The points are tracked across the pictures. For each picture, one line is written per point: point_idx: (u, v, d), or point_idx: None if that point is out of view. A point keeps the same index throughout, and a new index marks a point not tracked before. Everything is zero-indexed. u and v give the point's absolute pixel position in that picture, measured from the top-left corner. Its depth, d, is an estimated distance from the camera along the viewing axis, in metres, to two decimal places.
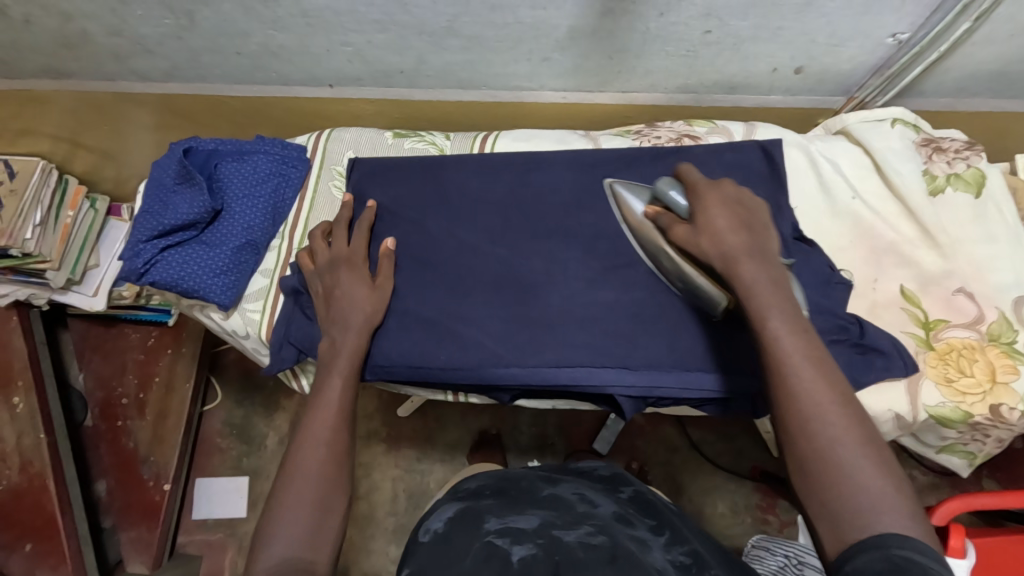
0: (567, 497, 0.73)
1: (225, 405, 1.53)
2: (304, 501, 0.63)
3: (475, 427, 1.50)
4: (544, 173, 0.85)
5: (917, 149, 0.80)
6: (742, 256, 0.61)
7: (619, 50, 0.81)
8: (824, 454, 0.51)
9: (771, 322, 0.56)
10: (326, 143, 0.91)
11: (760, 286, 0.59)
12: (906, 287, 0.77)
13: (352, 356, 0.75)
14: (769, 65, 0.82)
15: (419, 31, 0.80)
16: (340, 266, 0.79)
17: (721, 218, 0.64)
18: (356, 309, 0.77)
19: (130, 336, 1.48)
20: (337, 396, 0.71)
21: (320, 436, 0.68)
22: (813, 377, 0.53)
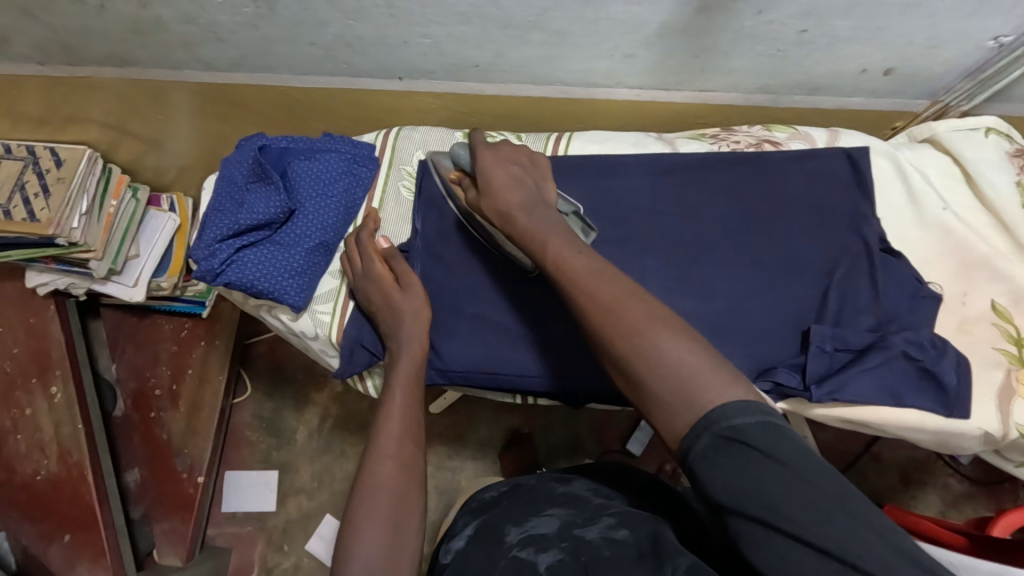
0: (582, 493, 0.73)
1: (255, 397, 1.52)
2: (379, 517, 0.62)
3: (507, 425, 1.49)
4: (621, 176, 0.83)
5: (1010, 160, 0.77)
6: (520, 212, 0.68)
7: (707, 47, 0.79)
8: (654, 359, 0.52)
9: (600, 286, 0.57)
10: (395, 142, 0.89)
11: (568, 252, 0.62)
12: (999, 303, 0.75)
13: (411, 365, 0.74)
14: (859, 67, 0.80)
15: (504, 25, 0.78)
16: (370, 282, 0.78)
17: (508, 194, 0.69)
18: (394, 319, 0.76)
19: (163, 327, 1.47)
20: (399, 409, 0.71)
21: (386, 449, 0.67)
22: (653, 317, 0.54)
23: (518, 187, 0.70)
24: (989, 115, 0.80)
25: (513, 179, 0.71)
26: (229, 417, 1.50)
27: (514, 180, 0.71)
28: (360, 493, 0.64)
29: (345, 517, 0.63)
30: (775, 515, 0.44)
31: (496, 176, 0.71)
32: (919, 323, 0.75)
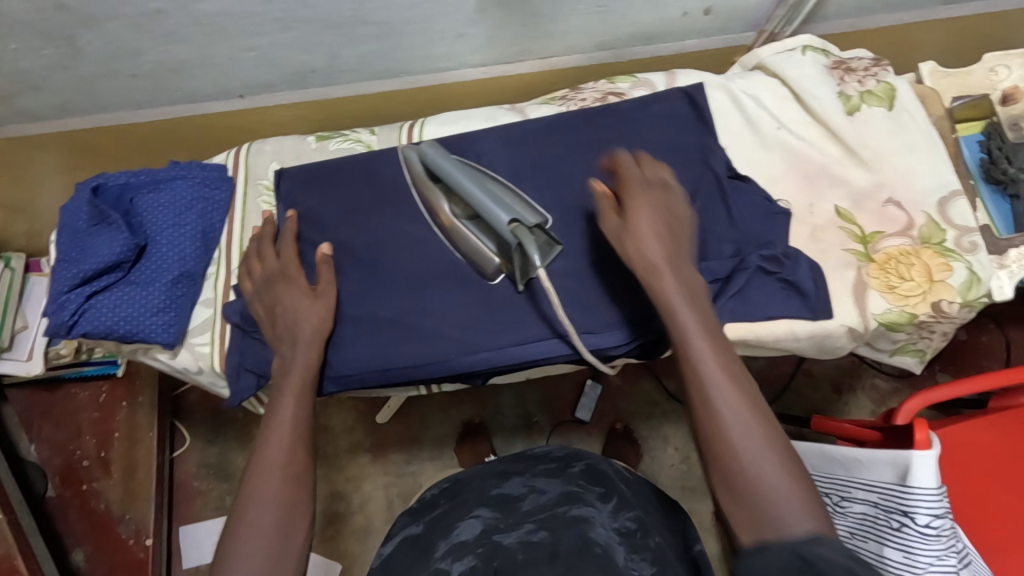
0: (513, 492, 0.75)
1: (197, 446, 1.44)
2: (265, 527, 0.63)
3: (458, 419, 1.48)
4: (477, 154, 0.83)
5: (830, 73, 0.82)
6: (663, 266, 0.66)
7: (532, 14, 0.79)
8: (745, 466, 0.56)
9: (706, 369, 0.60)
10: (247, 158, 0.86)
11: (693, 326, 0.63)
12: (840, 207, 0.80)
13: (304, 371, 0.73)
14: (680, 10, 0.83)
15: (324, 25, 0.76)
16: (276, 281, 0.77)
17: (654, 249, 0.66)
18: (303, 319, 0.75)
19: (79, 395, 1.40)
20: (291, 415, 0.70)
21: (276, 458, 0.67)
22: (737, 405, 0.58)
23: (653, 236, 0.67)
24: (805, 34, 0.85)
25: (663, 228, 0.68)
26: (173, 471, 1.44)
27: (665, 221, 0.68)
28: (246, 501, 0.64)
29: (228, 523, 0.64)
30: None
31: (648, 221, 0.67)
32: (777, 236, 0.79)
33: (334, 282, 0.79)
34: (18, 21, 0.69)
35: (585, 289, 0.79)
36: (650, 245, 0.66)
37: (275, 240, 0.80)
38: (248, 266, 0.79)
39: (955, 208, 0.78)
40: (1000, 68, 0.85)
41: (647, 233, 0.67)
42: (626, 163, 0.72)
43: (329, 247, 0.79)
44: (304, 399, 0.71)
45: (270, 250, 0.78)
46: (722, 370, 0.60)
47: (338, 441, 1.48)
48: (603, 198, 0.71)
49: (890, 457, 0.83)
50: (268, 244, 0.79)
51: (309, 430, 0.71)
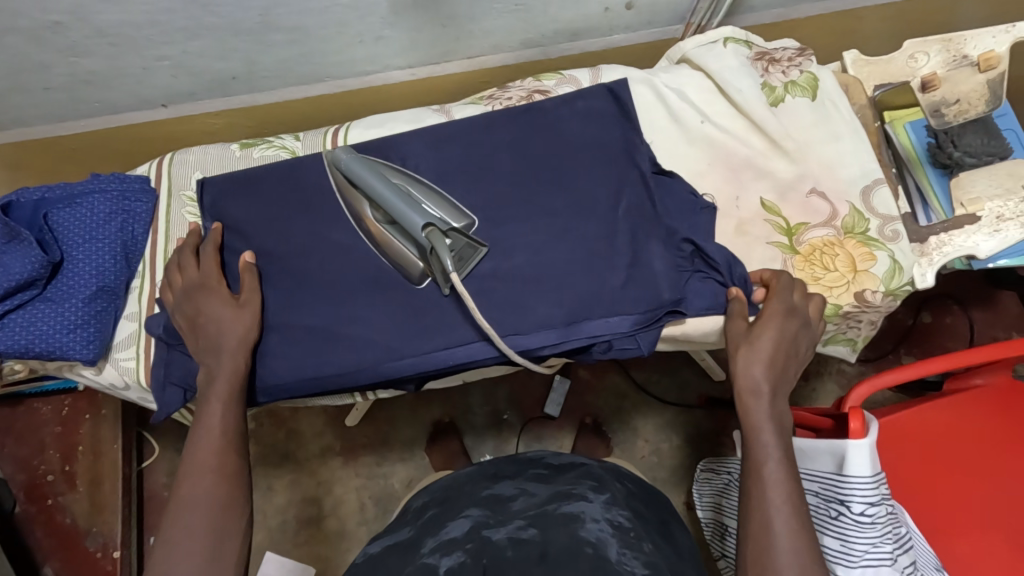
0: (503, 494, 0.78)
1: (167, 455, 1.44)
2: (199, 528, 0.65)
3: (428, 419, 1.48)
4: (403, 158, 0.82)
5: (753, 64, 0.82)
6: (765, 390, 0.70)
7: (448, 14, 0.79)
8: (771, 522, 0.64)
9: (768, 469, 0.66)
10: (170, 168, 0.85)
11: (768, 416, 0.69)
12: (765, 199, 0.80)
13: (231, 377, 0.73)
14: (600, 6, 0.82)
15: (234, 31, 0.75)
16: (197, 291, 0.76)
17: (765, 344, 0.71)
18: (226, 328, 0.75)
19: (41, 410, 1.38)
20: (220, 419, 0.71)
21: (207, 462, 0.68)
22: (782, 484, 0.65)
23: (767, 342, 0.71)
24: (727, 26, 0.84)
25: (787, 335, 0.71)
26: (141, 482, 1.43)
27: (789, 342, 0.72)
28: (180, 506, 0.66)
29: (163, 527, 0.66)
30: None
31: (772, 335, 0.71)
32: (702, 231, 0.79)
33: (258, 290, 0.79)
34: None
35: (511, 290, 0.78)
36: (758, 368, 0.70)
37: (195, 251, 0.79)
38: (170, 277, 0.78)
39: (878, 196, 0.78)
40: (919, 55, 0.85)
41: (766, 341, 0.71)
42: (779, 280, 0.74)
43: (252, 255, 0.79)
44: (234, 404, 0.72)
45: (189, 260, 0.78)
46: (781, 462, 0.67)
47: (308, 446, 1.47)
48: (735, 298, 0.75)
49: (828, 446, 0.83)
50: (187, 254, 0.78)
51: (240, 432, 0.72)
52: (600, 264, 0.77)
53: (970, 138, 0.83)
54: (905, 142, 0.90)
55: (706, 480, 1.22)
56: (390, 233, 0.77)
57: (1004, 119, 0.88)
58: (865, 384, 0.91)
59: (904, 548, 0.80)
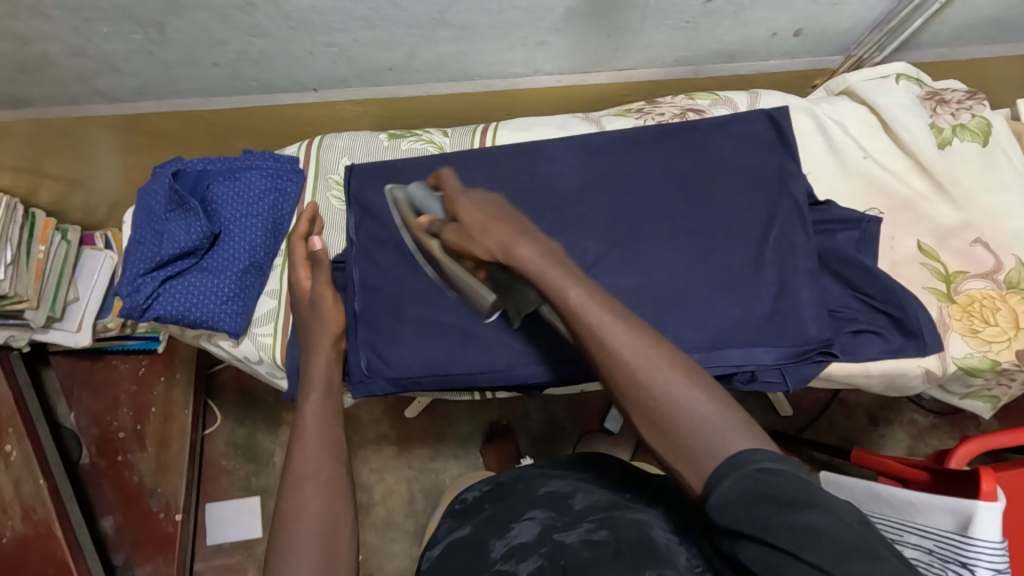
0: (562, 490, 0.74)
1: (227, 425, 1.46)
2: (312, 512, 0.59)
3: (485, 419, 1.48)
4: (546, 162, 0.83)
5: (922, 104, 0.80)
6: (518, 236, 0.59)
7: (617, 25, 0.78)
8: (642, 381, 0.51)
9: (586, 313, 0.53)
10: (318, 152, 0.86)
11: (542, 259, 0.57)
12: (925, 243, 0.77)
13: (323, 384, 0.71)
14: (769, 30, 0.81)
15: (409, 25, 0.77)
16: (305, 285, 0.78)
17: (469, 214, 0.62)
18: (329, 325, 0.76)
19: (118, 366, 1.42)
20: (316, 417, 0.67)
21: (313, 460, 0.63)
22: (618, 329, 0.52)
23: (473, 205, 0.63)
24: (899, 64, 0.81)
25: (474, 194, 0.65)
26: (201, 449, 1.46)
27: (483, 197, 0.64)
28: (288, 510, 0.59)
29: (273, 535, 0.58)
30: (792, 543, 0.42)
31: (475, 202, 0.63)
32: (868, 266, 0.75)
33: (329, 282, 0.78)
34: (114, 5, 0.71)
35: (646, 309, 0.78)
36: (493, 223, 0.60)
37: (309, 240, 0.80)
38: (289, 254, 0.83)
39: None
40: None
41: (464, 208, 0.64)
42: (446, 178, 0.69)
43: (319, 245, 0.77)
44: (326, 403, 0.68)
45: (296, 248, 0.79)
46: (607, 308, 0.53)
47: (366, 432, 1.48)
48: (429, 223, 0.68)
49: (951, 503, 0.78)
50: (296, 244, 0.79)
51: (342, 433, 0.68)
52: (745, 291, 0.77)
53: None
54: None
55: None
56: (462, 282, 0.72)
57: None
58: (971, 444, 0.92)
59: None
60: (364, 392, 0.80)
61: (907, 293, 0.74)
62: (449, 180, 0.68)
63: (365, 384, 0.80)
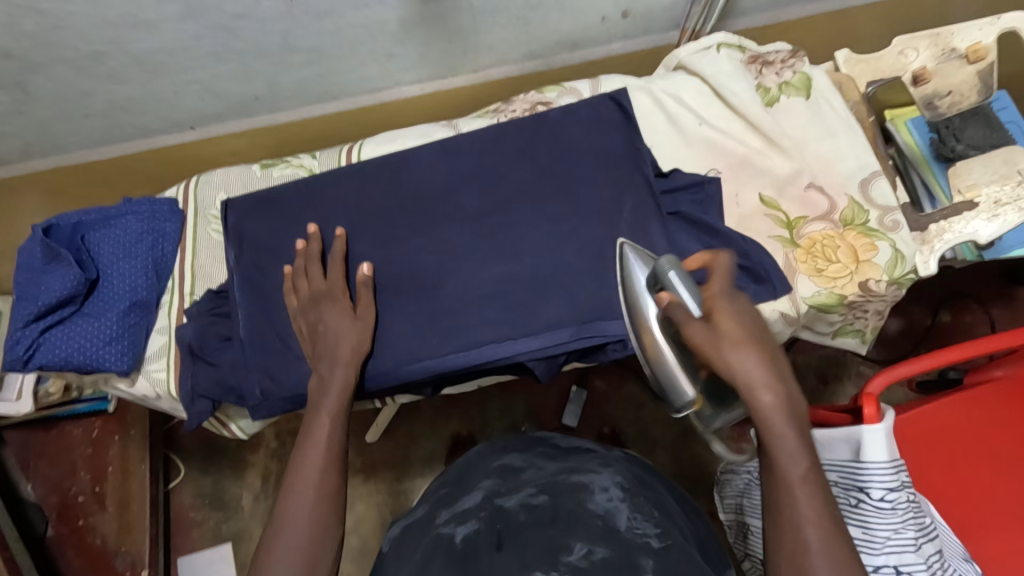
0: (514, 465, 0.75)
1: (193, 475, 1.45)
2: (297, 546, 0.63)
3: (447, 432, 1.50)
4: (412, 169, 0.86)
5: (747, 67, 0.85)
6: (754, 375, 0.56)
7: (456, 29, 0.83)
8: (806, 558, 0.52)
9: (789, 470, 0.55)
10: (196, 190, 0.90)
11: (778, 408, 0.56)
12: (765, 194, 0.81)
13: (342, 393, 0.74)
14: (599, 15, 0.86)
15: (257, 54, 0.80)
16: (324, 299, 0.79)
17: (733, 327, 0.58)
18: (345, 335, 0.77)
19: (72, 432, 1.43)
20: (326, 431, 0.71)
21: (310, 476, 0.67)
22: (808, 490, 0.54)
23: (740, 332, 0.58)
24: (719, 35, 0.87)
25: (748, 311, 0.59)
26: (168, 502, 1.45)
27: (755, 324, 0.59)
28: (283, 511, 0.65)
29: (267, 530, 0.65)
30: None
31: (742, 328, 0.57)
32: (713, 223, 0.79)
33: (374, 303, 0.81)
34: None
35: (520, 293, 0.81)
36: (745, 361, 0.56)
37: (315, 261, 0.81)
38: (296, 283, 0.81)
39: (877, 187, 0.80)
40: (908, 50, 0.82)
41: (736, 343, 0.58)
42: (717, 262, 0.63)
43: (343, 231, 0.83)
44: (338, 420, 0.72)
45: (315, 271, 0.80)
46: (810, 471, 0.54)
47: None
48: (671, 304, 0.62)
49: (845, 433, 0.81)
50: (316, 265, 0.80)
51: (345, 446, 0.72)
52: (610, 267, 0.80)
53: (972, 132, 0.80)
54: (908, 140, 0.86)
55: (725, 483, 1.19)
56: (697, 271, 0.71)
57: (1005, 111, 0.85)
58: (881, 374, 0.92)
59: (929, 538, 0.78)
60: (263, 414, 0.81)
61: (749, 240, 0.78)
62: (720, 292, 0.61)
63: (261, 407, 0.81)
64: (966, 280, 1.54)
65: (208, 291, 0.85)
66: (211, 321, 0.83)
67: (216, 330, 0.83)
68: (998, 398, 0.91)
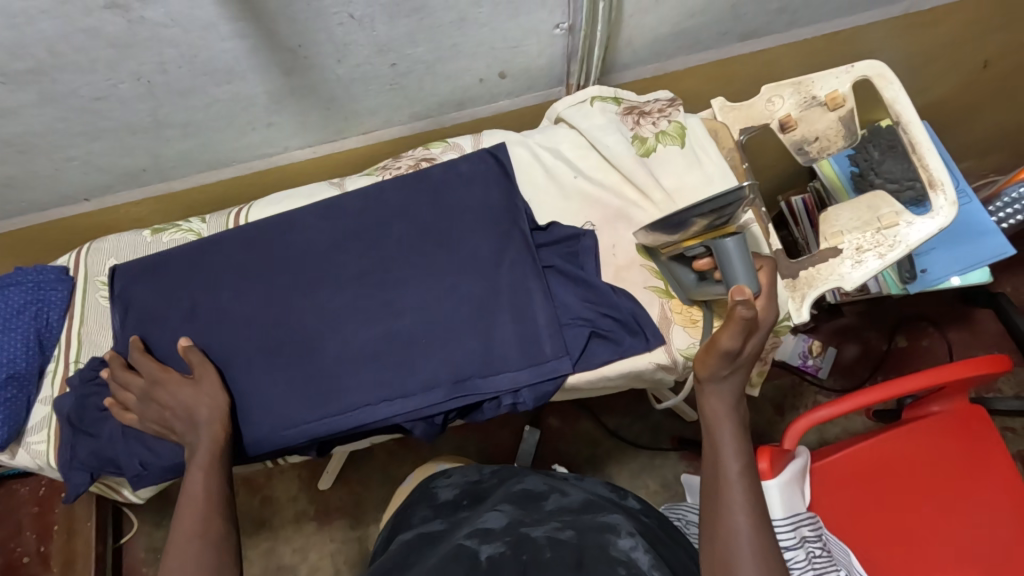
0: (537, 498, 0.79)
1: (144, 530, 1.44)
2: None
3: (400, 477, 1.46)
4: (296, 234, 0.87)
5: (622, 119, 0.86)
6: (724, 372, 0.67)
7: (329, 98, 0.84)
8: (731, 512, 0.62)
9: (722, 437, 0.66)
10: (87, 258, 0.90)
11: (723, 403, 0.67)
12: (641, 244, 0.81)
13: (211, 448, 0.74)
14: (475, 77, 0.87)
15: (131, 130, 0.82)
16: (154, 390, 0.76)
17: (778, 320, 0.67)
18: (196, 404, 0.76)
19: (18, 492, 1.41)
20: (202, 480, 0.71)
21: (191, 528, 0.68)
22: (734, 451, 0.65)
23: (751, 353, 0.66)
24: (728, 235, 0.66)
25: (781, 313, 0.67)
26: (118, 559, 1.42)
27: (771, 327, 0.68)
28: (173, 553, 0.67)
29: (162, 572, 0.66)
30: None
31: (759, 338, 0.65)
32: (587, 277, 0.80)
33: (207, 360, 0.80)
34: None
35: (395, 353, 0.81)
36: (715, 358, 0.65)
37: (126, 368, 0.79)
38: (122, 395, 0.78)
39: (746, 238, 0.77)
40: (774, 98, 0.81)
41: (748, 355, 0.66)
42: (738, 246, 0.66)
43: (186, 341, 0.80)
44: (212, 474, 0.72)
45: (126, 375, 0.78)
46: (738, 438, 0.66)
47: (282, 511, 1.46)
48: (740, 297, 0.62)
49: None
50: (122, 373, 0.78)
51: (228, 494, 0.73)
52: (485, 323, 0.80)
53: (889, 165, 0.92)
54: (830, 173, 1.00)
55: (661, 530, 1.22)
56: (685, 271, 0.76)
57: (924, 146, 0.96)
58: (801, 420, 0.94)
59: None
60: (146, 484, 0.80)
61: (618, 292, 0.78)
62: (766, 307, 0.66)
63: (144, 477, 0.80)
64: (925, 302, 1.53)
65: (94, 356, 0.85)
66: (91, 391, 0.82)
67: (96, 400, 0.82)
68: (937, 432, 0.98)
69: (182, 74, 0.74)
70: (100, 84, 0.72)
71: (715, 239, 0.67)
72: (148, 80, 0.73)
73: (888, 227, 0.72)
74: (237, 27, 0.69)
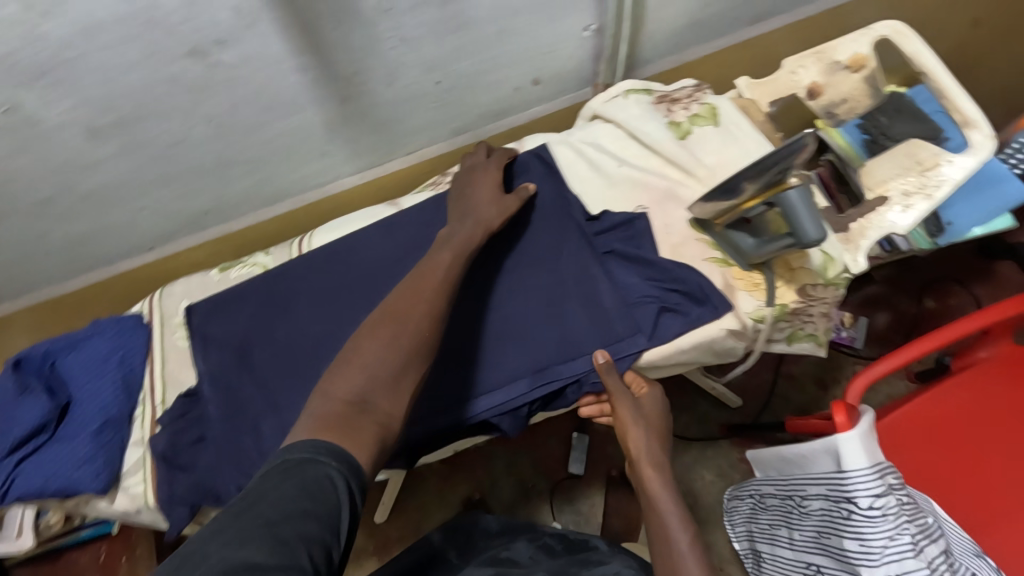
0: (519, 557, 0.80)
1: None
2: (395, 343, 0.63)
3: (458, 497, 1.43)
4: (359, 251, 0.90)
5: (656, 108, 0.91)
6: (656, 454, 0.76)
7: (379, 122, 0.89)
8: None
9: (663, 506, 0.72)
10: (160, 302, 0.94)
11: (659, 469, 0.75)
12: (692, 219, 0.84)
13: (467, 240, 0.78)
14: (512, 86, 0.93)
15: (197, 173, 0.86)
16: (472, 177, 0.87)
17: (650, 411, 0.78)
18: (483, 208, 0.83)
19: (78, 561, 1.34)
20: (446, 265, 0.74)
21: (426, 296, 0.69)
22: (676, 516, 0.71)
23: (655, 419, 0.78)
24: (788, 189, 0.68)
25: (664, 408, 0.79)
26: None
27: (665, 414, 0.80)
28: (378, 327, 0.65)
29: (340, 355, 0.63)
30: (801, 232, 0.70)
31: (657, 412, 0.78)
32: (647, 256, 0.83)
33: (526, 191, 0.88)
34: None
35: (473, 350, 0.82)
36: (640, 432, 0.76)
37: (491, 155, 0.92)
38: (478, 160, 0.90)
39: None
40: (797, 69, 0.88)
41: (649, 416, 0.78)
42: (796, 198, 0.68)
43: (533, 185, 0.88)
44: (457, 259, 0.75)
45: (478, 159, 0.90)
46: (674, 497, 0.73)
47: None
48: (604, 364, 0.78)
49: (825, 445, 0.89)
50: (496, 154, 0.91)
51: (452, 289, 0.72)
52: (557, 311, 0.83)
53: (899, 127, 0.85)
54: (842, 144, 0.91)
55: (735, 509, 1.24)
56: (742, 235, 0.79)
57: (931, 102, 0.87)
58: (859, 378, 0.95)
59: (930, 538, 0.81)
60: None
61: (683, 266, 0.82)
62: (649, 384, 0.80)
63: None
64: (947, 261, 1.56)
65: (180, 394, 0.88)
66: (181, 427, 0.85)
67: (186, 435, 0.85)
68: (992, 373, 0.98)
69: (249, 113, 0.79)
70: (175, 129, 0.77)
71: (775, 194, 0.69)
72: (218, 122, 0.78)
73: (931, 169, 0.77)
74: (302, 61, 0.74)
